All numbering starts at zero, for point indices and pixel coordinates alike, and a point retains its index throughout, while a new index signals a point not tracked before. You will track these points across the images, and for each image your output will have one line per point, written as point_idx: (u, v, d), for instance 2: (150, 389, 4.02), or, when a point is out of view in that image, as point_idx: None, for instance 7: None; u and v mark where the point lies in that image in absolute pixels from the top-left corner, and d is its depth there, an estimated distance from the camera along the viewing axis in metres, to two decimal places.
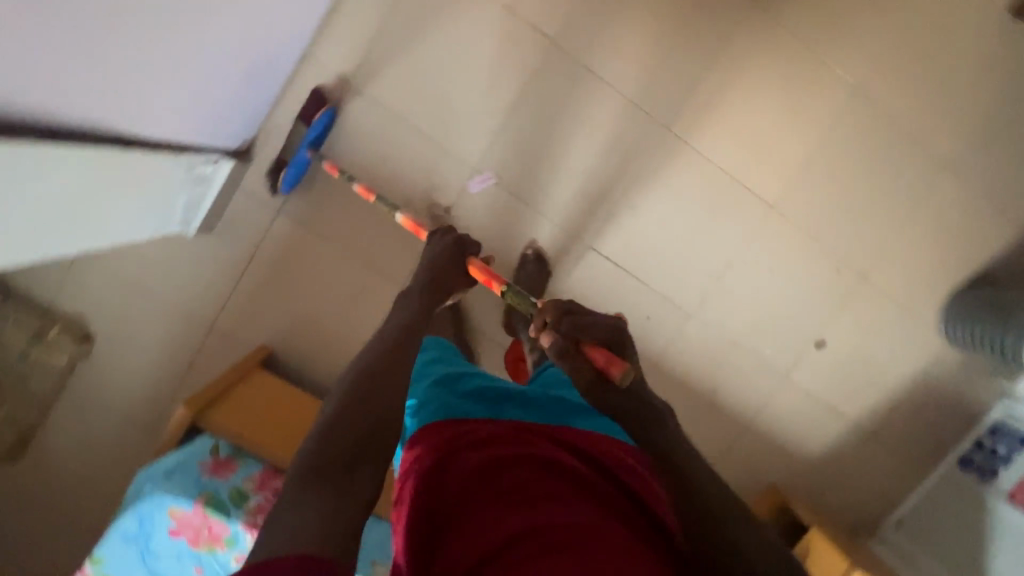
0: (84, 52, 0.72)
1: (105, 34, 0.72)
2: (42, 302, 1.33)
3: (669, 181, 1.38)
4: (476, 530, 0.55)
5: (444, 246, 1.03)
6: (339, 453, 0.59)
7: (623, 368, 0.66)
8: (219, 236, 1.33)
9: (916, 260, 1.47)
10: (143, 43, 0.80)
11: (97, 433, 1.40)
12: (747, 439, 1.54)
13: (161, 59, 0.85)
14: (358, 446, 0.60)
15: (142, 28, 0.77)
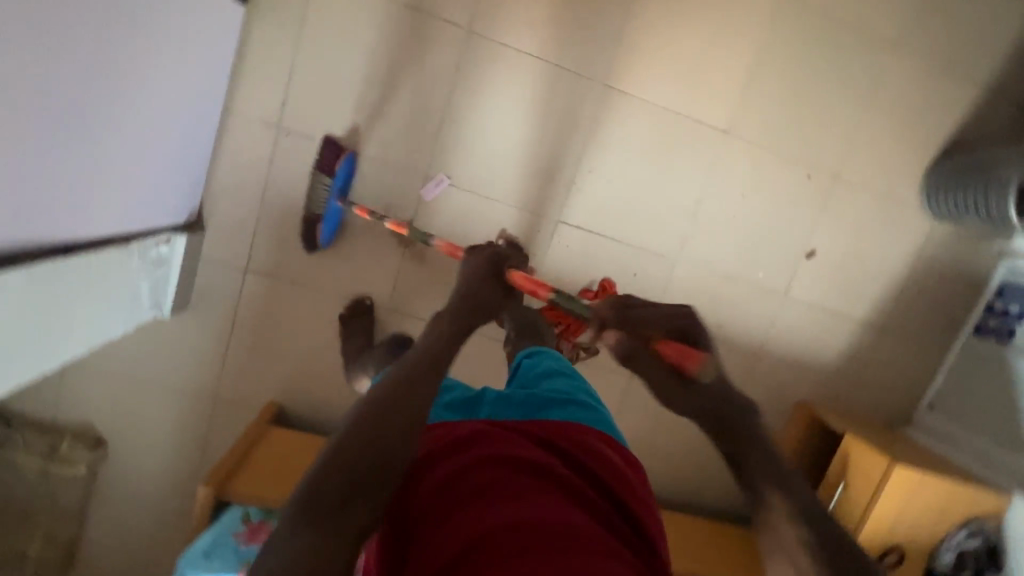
0: (6, 168, 0.70)
1: (15, 141, 0.70)
2: (45, 418, 1.33)
3: (621, 136, 1.36)
4: (436, 535, 0.50)
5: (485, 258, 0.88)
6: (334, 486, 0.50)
7: (698, 363, 0.60)
8: (195, 309, 1.31)
9: (885, 147, 1.45)
10: (58, 142, 0.78)
11: (137, 527, 1.42)
12: (764, 365, 1.54)
13: (79, 151, 0.83)
14: (362, 472, 0.51)
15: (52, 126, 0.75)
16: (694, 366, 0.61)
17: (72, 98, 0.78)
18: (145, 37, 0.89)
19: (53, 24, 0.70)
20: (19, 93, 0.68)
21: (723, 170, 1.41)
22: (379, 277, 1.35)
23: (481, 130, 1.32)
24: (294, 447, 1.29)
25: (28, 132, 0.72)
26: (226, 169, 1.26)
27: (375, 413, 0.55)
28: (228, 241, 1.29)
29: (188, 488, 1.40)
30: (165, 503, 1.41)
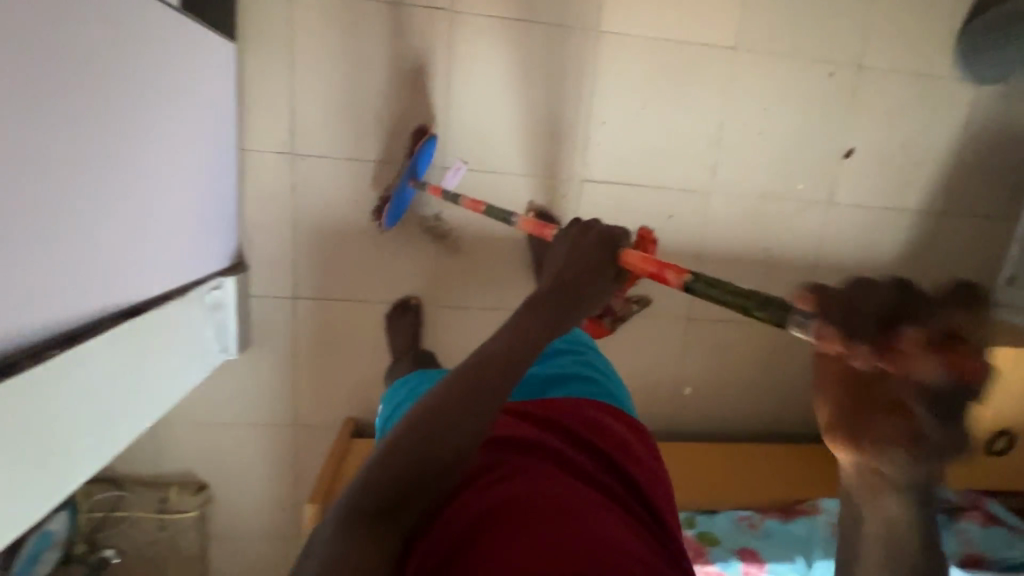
0: (52, 239, 0.75)
1: (51, 213, 0.74)
2: (150, 474, 1.42)
3: (627, 79, 1.32)
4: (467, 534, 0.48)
5: (584, 244, 0.66)
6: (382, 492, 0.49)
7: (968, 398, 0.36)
8: (257, 345, 1.36)
9: (907, 22, 1.36)
10: (83, 210, 0.80)
11: (255, 556, 1.51)
12: (822, 277, 1.48)
13: (118, 212, 0.88)
14: (409, 483, 0.50)
15: (70, 197, 0.77)
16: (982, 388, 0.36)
17: (95, 160, 0.81)
18: (144, 90, 0.91)
19: (56, 91, 0.73)
20: (43, 164, 0.72)
21: (738, 89, 1.35)
22: (420, 276, 1.37)
23: (486, 109, 1.30)
24: None
25: (64, 200, 0.76)
26: (254, 206, 1.29)
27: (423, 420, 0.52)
28: (272, 274, 1.33)
29: (291, 512, 1.48)
30: (273, 529, 1.49)
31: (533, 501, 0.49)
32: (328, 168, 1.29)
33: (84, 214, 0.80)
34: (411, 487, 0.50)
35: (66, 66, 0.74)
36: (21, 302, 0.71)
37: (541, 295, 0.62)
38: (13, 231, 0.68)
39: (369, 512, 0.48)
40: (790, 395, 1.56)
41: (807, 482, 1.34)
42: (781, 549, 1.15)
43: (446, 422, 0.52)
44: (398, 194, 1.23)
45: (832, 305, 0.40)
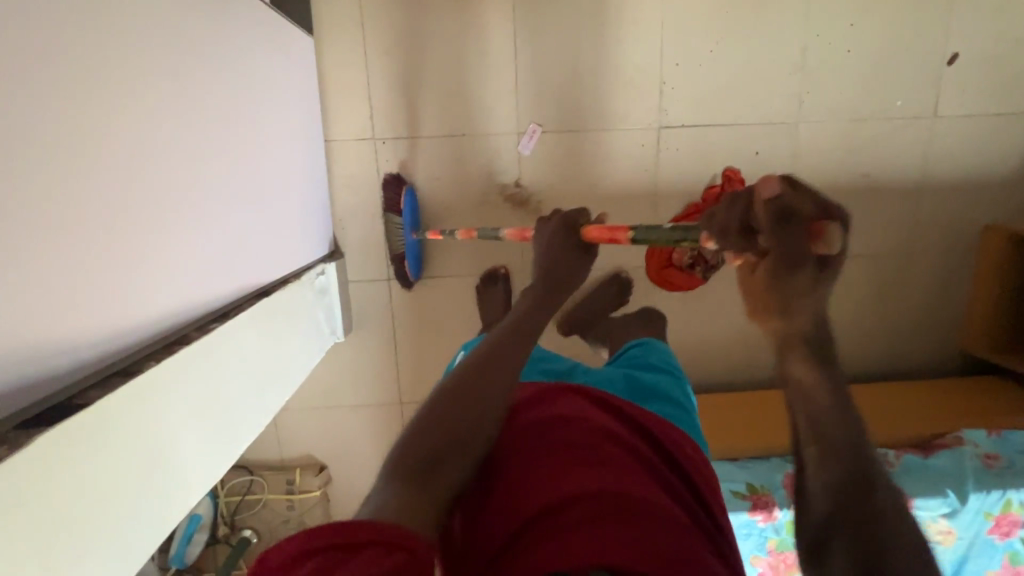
0: (193, 221, 0.80)
1: (188, 197, 0.79)
2: (275, 459, 1.52)
3: (698, 14, 1.26)
4: (510, 497, 0.50)
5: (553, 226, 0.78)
6: (425, 443, 0.52)
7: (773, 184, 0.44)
8: (360, 328, 1.42)
9: None
10: (211, 195, 0.85)
11: None
12: (932, 199, 1.37)
13: (236, 197, 0.93)
14: (450, 435, 0.53)
15: (200, 180, 0.82)
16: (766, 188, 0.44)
17: (214, 146, 0.86)
18: (242, 81, 0.96)
19: (177, 80, 0.77)
20: (175, 148, 0.77)
21: (821, 7, 1.26)
22: (506, 245, 1.38)
23: (555, 67, 1.29)
24: None
25: (196, 184, 0.81)
26: (343, 194, 1.35)
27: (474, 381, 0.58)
28: (365, 259, 1.38)
29: None
30: None
31: (579, 471, 0.51)
32: (408, 149, 1.32)
33: (211, 199, 0.85)
34: (457, 443, 0.53)
35: (180, 55, 0.79)
36: (174, 278, 0.76)
37: (541, 275, 0.74)
38: (159, 213, 0.72)
39: (417, 458, 0.50)
40: (903, 332, 1.46)
41: (944, 414, 1.26)
42: (925, 483, 1.11)
43: (473, 396, 0.56)
44: (408, 250, 1.31)
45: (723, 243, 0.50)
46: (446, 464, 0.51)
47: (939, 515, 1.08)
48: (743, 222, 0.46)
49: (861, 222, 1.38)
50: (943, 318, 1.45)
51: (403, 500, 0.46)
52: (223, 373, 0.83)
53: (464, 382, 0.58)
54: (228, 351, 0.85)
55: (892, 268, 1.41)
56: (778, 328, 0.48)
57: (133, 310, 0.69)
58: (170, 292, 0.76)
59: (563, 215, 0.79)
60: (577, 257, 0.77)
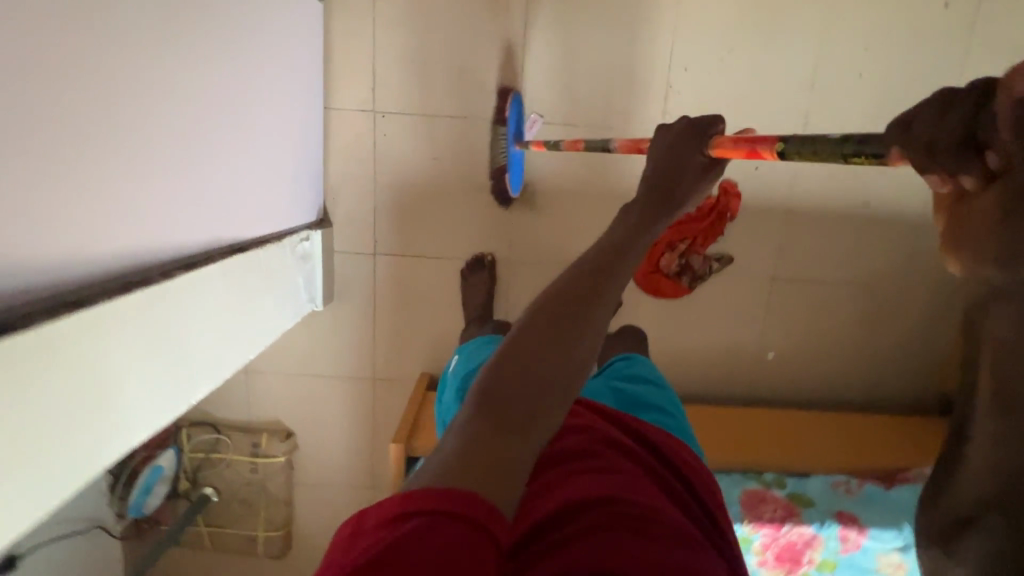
0: (173, 163, 0.78)
1: (169, 137, 0.77)
2: (244, 421, 1.52)
3: (711, 22, 1.25)
4: (534, 498, 0.49)
5: (673, 139, 0.66)
6: (505, 393, 0.45)
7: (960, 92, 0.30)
8: (341, 299, 1.42)
9: None
10: (195, 140, 0.83)
11: (337, 503, 1.59)
12: (929, 235, 1.36)
13: (223, 146, 0.91)
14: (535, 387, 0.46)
15: (184, 122, 0.80)
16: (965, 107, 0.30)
17: (209, 93, 0.85)
18: (244, 31, 0.95)
19: (175, 18, 0.76)
20: (166, 87, 0.76)
21: (837, 26, 1.25)
22: (495, 233, 1.37)
23: (562, 58, 1.27)
24: None
25: (183, 128, 0.80)
26: (338, 163, 1.34)
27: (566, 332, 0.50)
28: (353, 230, 1.38)
29: (370, 462, 1.55)
30: (355, 479, 1.56)
31: (599, 481, 0.51)
32: (406, 126, 1.31)
33: (196, 144, 0.83)
34: (544, 400, 0.46)
35: None
36: (142, 218, 0.74)
37: (654, 203, 0.63)
38: (133, 147, 0.70)
39: (500, 406, 0.44)
40: (886, 364, 1.45)
41: (917, 450, 1.25)
42: (883, 515, 1.10)
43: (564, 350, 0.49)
44: (512, 160, 1.28)
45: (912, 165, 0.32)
46: (529, 421, 0.45)
47: (891, 548, 1.07)
48: (967, 129, 0.28)
49: (856, 249, 1.37)
50: (926, 355, 1.44)
51: (481, 458, 0.41)
52: (183, 318, 0.81)
53: (558, 323, 0.50)
54: (193, 298, 0.83)
55: (879, 299, 1.40)
56: (992, 282, 0.28)
57: (97, 241, 0.67)
58: (137, 231, 0.73)
59: (688, 120, 0.67)
60: (697, 170, 0.65)
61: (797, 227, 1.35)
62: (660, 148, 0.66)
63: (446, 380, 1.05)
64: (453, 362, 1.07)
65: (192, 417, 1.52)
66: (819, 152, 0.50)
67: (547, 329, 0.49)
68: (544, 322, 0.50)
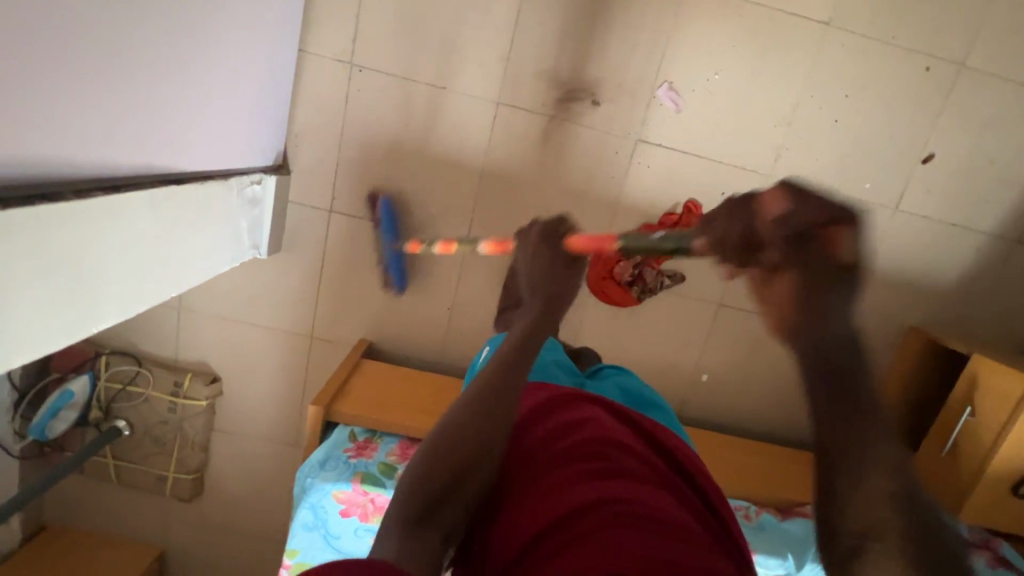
0: (126, 87, 0.74)
1: (131, 58, 0.73)
2: (170, 358, 1.48)
3: (704, 39, 1.24)
4: (529, 506, 0.51)
5: (538, 248, 0.78)
6: (421, 494, 0.52)
7: (772, 200, 0.53)
8: (288, 251, 1.37)
9: None
10: (157, 66, 0.79)
11: (254, 456, 1.56)
12: (870, 287, 1.40)
13: (188, 78, 0.87)
14: (448, 480, 0.53)
15: (150, 46, 0.76)
16: (772, 204, 0.53)
17: (178, 16, 0.80)
18: None
19: None
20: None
21: (823, 69, 1.26)
22: (456, 211, 1.35)
23: (550, 48, 1.25)
24: (387, 378, 1.29)
25: (145, 50, 0.76)
26: (305, 111, 1.29)
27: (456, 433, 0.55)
28: (312, 183, 1.33)
29: (294, 419, 1.53)
30: (276, 434, 1.54)
31: (590, 482, 0.51)
32: (381, 87, 1.27)
33: (157, 70, 0.79)
34: (456, 488, 0.53)
35: None
36: (77, 137, 0.70)
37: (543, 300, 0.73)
38: (86, 64, 0.67)
39: (416, 507, 0.52)
40: None
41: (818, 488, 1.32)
42: (771, 543, 1.16)
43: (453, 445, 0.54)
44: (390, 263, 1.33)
45: (725, 254, 0.59)
46: (447, 512, 0.53)
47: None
48: (740, 242, 0.57)
49: None
50: None
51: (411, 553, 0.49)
52: (92, 237, 0.76)
53: (463, 418, 0.56)
54: (109, 216, 0.79)
55: None
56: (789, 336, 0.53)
57: (29, 153, 0.64)
58: (67, 150, 0.69)
59: (540, 228, 0.80)
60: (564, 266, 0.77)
61: None
62: (533, 254, 0.78)
63: (475, 369, 1.01)
64: (483, 353, 1.02)
65: (116, 346, 1.47)
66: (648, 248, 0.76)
67: (454, 420, 0.57)
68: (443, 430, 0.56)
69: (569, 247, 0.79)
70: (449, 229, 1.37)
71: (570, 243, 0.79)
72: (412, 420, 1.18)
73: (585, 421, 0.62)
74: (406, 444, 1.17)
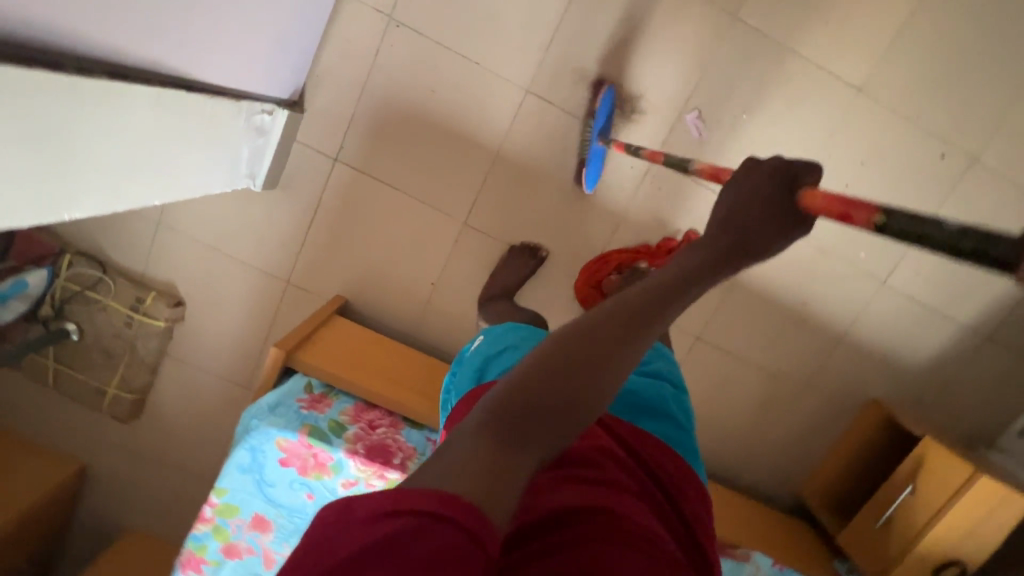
0: None
1: None
2: (137, 272, 1.42)
3: (738, 77, 1.25)
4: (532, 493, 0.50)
5: (756, 189, 0.56)
6: (507, 411, 0.42)
7: None
8: (284, 191, 1.34)
9: None
10: None
11: (203, 390, 1.52)
12: (843, 352, 1.43)
13: None
14: (558, 401, 0.44)
15: None
16: None
17: None
18: None
19: None
20: None
21: (846, 134, 1.28)
22: (463, 189, 1.34)
23: (589, 49, 1.24)
24: (356, 338, 1.26)
25: None
26: (332, 55, 1.25)
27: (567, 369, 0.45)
28: (324, 128, 1.30)
29: (252, 361, 1.49)
30: (230, 371, 1.50)
31: (583, 488, 0.51)
32: (415, 48, 1.25)
33: None
34: (555, 416, 0.44)
35: None
36: (92, 11, 0.66)
37: (721, 249, 0.56)
38: None
39: (500, 422, 0.42)
40: (761, 453, 1.52)
41: (753, 534, 1.34)
42: None
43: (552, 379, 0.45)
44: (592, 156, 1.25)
45: None
46: (542, 431, 0.43)
47: None
48: None
49: (778, 342, 1.43)
50: (798, 456, 1.52)
51: (478, 469, 0.39)
52: (82, 120, 0.72)
53: (580, 353, 0.47)
54: (104, 103, 0.74)
55: (780, 393, 1.47)
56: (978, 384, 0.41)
57: (36, 13, 0.59)
58: (77, 21, 0.65)
59: (782, 165, 0.56)
60: (773, 230, 0.56)
61: (737, 300, 1.40)
62: (741, 198, 0.57)
63: (463, 360, 1.00)
64: (476, 343, 1.01)
65: (83, 247, 1.40)
66: (928, 237, 0.46)
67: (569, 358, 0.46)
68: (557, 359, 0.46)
69: (802, 204, 0.55)
70: (450, 204, 1.34)
71: (805, 199, 0.54)
72: (373, 384, 1.16)
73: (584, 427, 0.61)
74: (361, 408, 1.14)
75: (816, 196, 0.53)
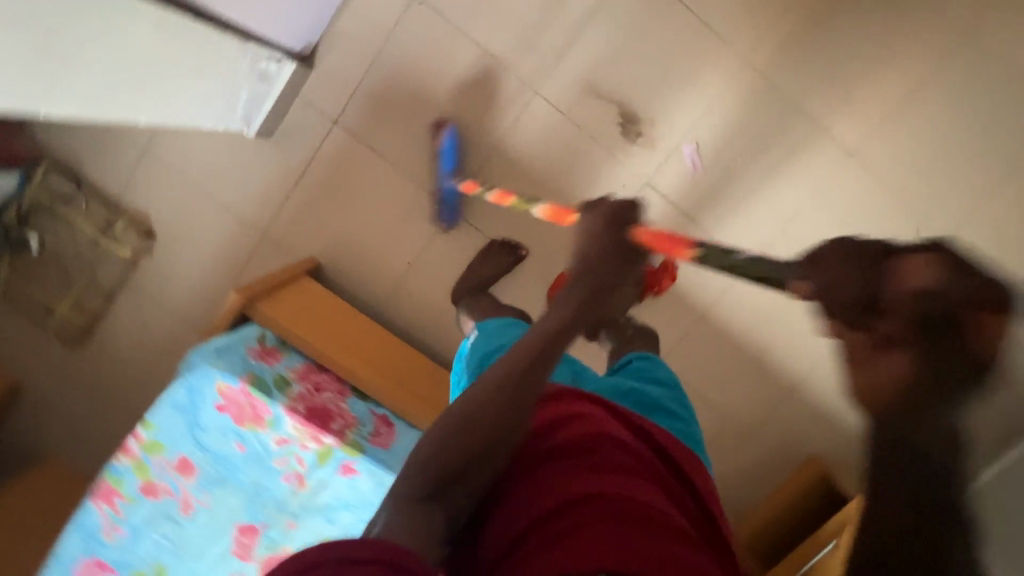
0: None
1: None
2: (110, 194, 1.38)
3: (737, 118, 1.28)
4: (522, 492, 0.52)
5: (596, 232, 0.64)
6: (430, 474, 0.49)
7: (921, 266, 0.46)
8: (278, 142, 1.33)
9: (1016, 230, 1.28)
10: None
11: (153, 327, 1.48)
12: (792, 404, 1.46)
13: None
14: (457, 462, 0.50)
15: None
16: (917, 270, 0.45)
17: None
18: None
19: None
20: None
21: (831, 193, 1.31)
22: (455, 175, 1.34)
23: (600, 64, 1.27)
24: (323, 301, 1.23)
25: None
26: (351, 18, 1.26)
27: (476, 421, 0.51)
28: (329, 88, 1.30)
29: (208, 307, 1.45)
30: (184, 313, 1.46)
31: (578, 478, 0.52)
32: (434, 28, 1.26)
33: None
34: (474, 460, 0.51)
35: None
36: None
37: (585, 291, 0.60)
38: None
39: (423, 484, 0.49)
40: None
41: None
42: None
43: (468, 432, 0.51)
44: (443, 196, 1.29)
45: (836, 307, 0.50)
46: (467, 478, 0.51)
47: None
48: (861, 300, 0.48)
49: (733, 382, 1.45)
50: (732, 498, 1.54)
51: (409, 527, 0.46)
52: (76, 23, 0.71)
53: (492, 409, 0.52)
54: (105, 13, 0.74)
55: (726, 432, 1.49)
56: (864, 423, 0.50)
57: None
58: None
59: (611, 209, 0.66)
60: (622, 266, 0.63)
61: (700, 334, 1.42)
62: (588, 241, 0.64)
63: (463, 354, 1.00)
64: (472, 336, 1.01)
65: (60, 159, 1.37)
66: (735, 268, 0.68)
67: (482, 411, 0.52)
68: (467, 414, 0.52)
69: (637, 241, 0.66)
70: (440, 187, 1.35)
71: (636, 237, 0.66)
72: (327, 346, 1.15)
73: (581, 414, 0.61)
74: (310, 368, 1.13)
75: (644, 233, 0.67)
